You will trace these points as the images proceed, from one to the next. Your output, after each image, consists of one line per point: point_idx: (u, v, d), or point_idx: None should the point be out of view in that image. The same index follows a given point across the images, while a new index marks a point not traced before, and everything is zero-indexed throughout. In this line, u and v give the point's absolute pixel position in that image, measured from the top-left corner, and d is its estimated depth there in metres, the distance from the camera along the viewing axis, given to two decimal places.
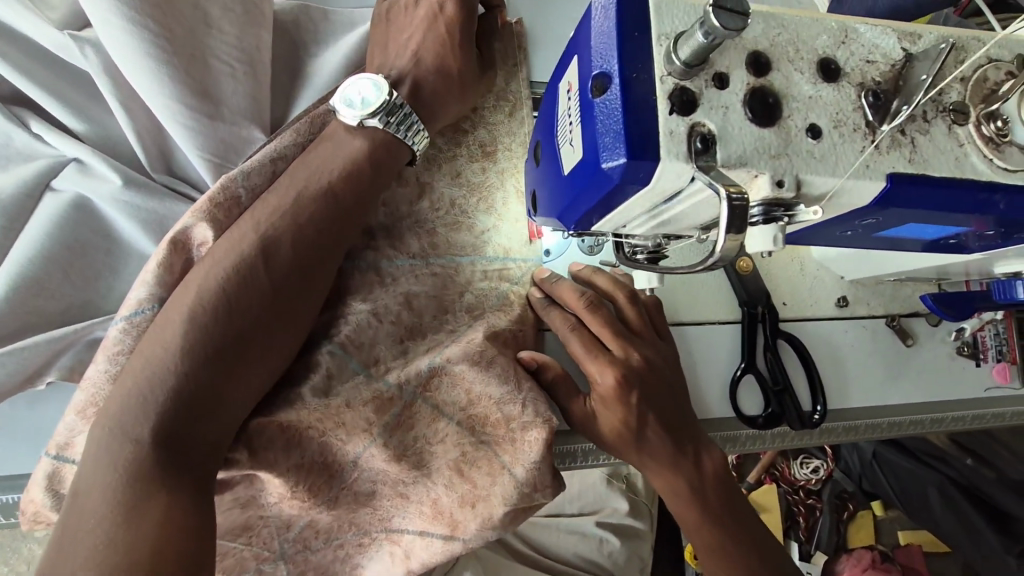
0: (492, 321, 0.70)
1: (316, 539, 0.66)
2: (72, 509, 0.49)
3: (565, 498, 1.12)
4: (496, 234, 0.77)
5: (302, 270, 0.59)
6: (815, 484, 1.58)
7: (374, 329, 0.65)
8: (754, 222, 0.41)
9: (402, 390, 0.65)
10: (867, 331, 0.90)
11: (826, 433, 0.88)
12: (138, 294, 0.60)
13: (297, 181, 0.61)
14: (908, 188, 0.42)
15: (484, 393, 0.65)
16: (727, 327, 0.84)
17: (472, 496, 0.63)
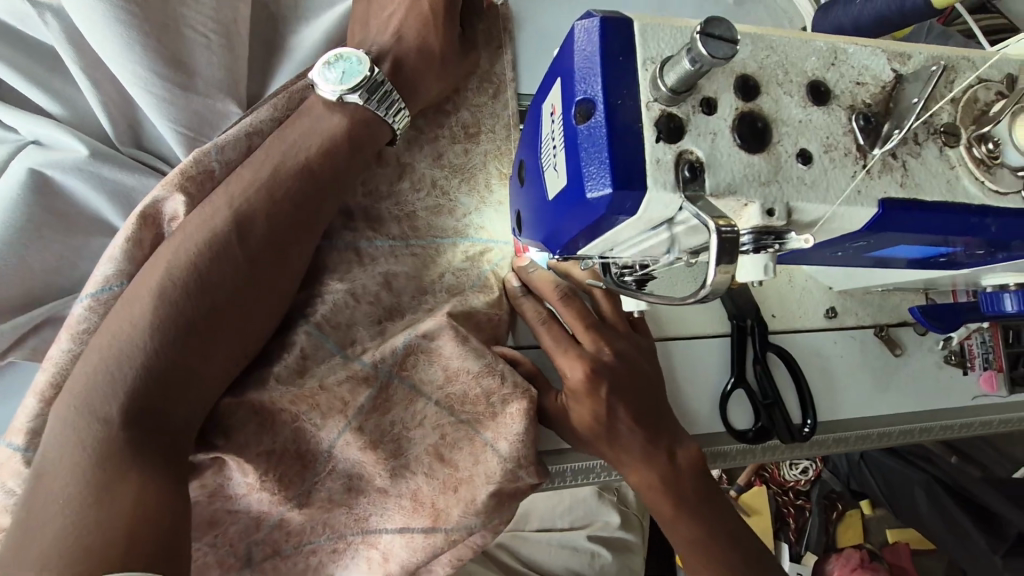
0: (471, 300, 0.69)
1: (286, 543, 0.65)
2: (35, 492, 0.47)
3: (557, 510, 1.10)
4: (479, 217, 0.73)
5: (278, 244, 0.58)
6: (804, 484, 1.58)
7: (351, 309, 0.64)
8: (744, 251, 0.39)
9: (377, 369, 0.63)
10: (856, 343, 0.90)
11: (817, 445, 0.87)
12: (104, 271, 0.58)
13: (272, 156, 0.60)
14: (900, 213, 0.41)
15: (462, 367, 0.64)
16: (716, 340, 0.83)
17: (454, 480, 0.64)
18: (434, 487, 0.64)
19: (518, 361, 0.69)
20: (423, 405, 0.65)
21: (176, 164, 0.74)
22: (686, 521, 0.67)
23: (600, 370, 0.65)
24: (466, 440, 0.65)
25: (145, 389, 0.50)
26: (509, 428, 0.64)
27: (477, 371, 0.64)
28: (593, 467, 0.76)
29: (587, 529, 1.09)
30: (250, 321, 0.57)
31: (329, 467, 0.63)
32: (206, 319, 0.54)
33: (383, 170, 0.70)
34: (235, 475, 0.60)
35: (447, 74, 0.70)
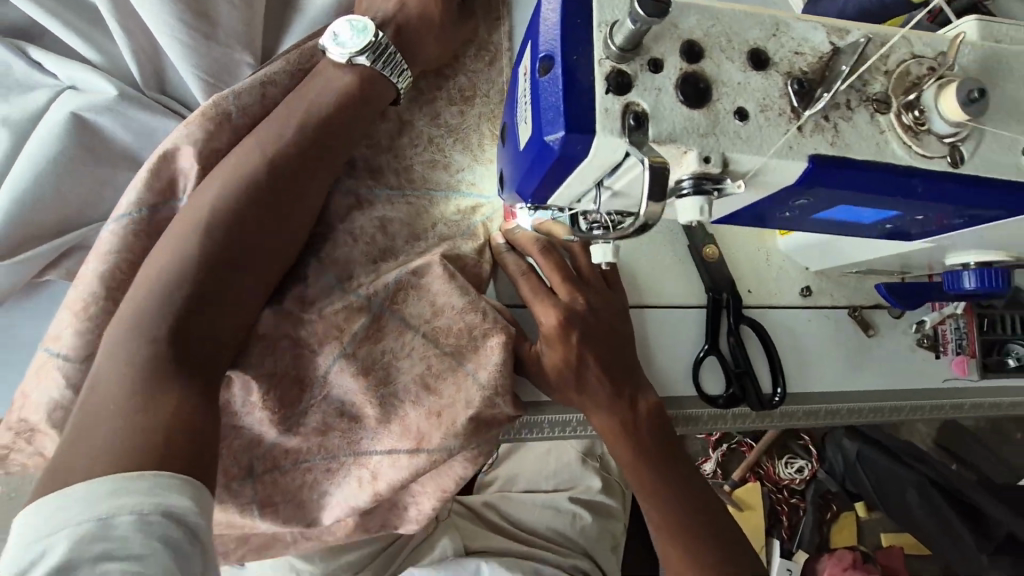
0: (459, 245, 0.77)
1: (284, 460, 0.72)
2: (88, 400, 0.53)
3: (542, 473, 1.18)
4: (469, 173, 0.81)
5: (299, 193, 0.65)
6: (798, 483, 1.69)
7: (350, 248, 0.72)
8: (683, 194, 0.44)
9: (371, 301, 0.71)
10: (830, 321, 0.94)
11: (787, 416, 0.92)
12: (127, 200, 0.67)
13: (294, 111, 0.67)
14: (829, 170, 0.46)
15: (448, 303, 0.72)
16: (692, 311, 0.88)
17: (438, 406, 0.71)
18: (420, 409, 0.72)
19: (500, 308, 0.75)
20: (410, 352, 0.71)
21: (194, 108, 0.81)
22: (646, 471, 0.74)
23: (571, 320, 0.72)
24: (447, 372, 0.72)
25: (179, 314, 0.57)
26: (484, 358, 0.72)
27: (456, 307, 0.72)
28: (569, 421, 0.82)
29: (570, 491, 1.15)
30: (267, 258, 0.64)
31: (330, 394, 0.71)
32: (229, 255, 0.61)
33: (386, 125, 0.79)
34: (239, 394, 0.68)
35: (444, 40, 0.77)
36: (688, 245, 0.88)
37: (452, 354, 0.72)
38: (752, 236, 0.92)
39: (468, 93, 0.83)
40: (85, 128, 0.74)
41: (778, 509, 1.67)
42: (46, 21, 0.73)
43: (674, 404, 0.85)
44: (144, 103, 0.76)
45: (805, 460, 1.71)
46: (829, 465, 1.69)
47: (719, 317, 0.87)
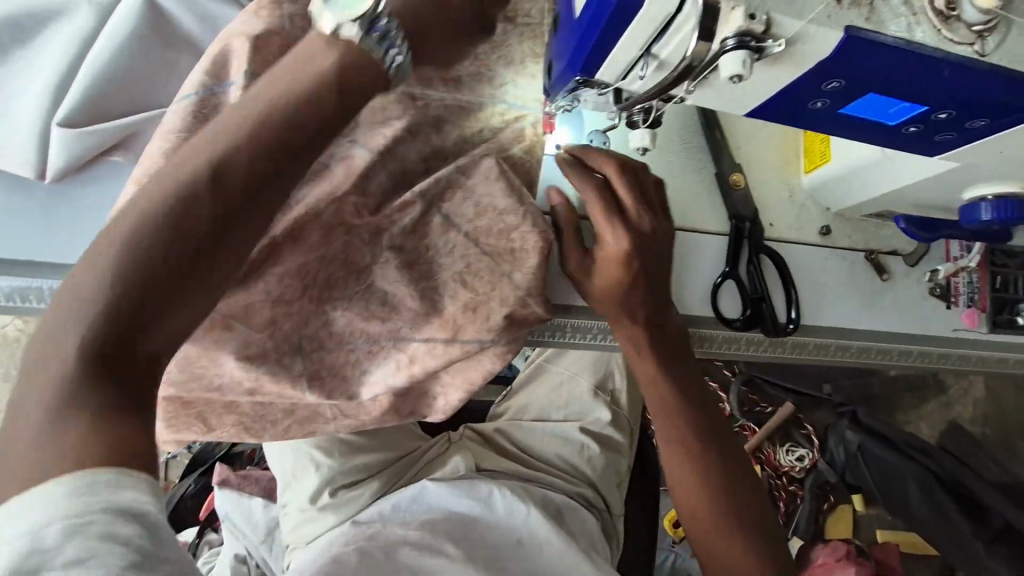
0: (506, 145, 0.81)
1: (330, 341, 0.75)
2: (37, 355, 0.45)
3: (554, 404, 1.22)
4: (513, 87, 0.83)
5: (265, 186, 0.50)
6: (798, 470, 1.78)
7: (408, 144, 0.76)
8: (726, 48, 0.48)
9: (421, 198, 0.74)
10: (846, 261, 0.97)
11: (798, 347, 0.95)
12: (192, 82, 0.70)
13: (269, 91, 0.51)
14: (862, 42, 0.50)
15: (491, 204, 0.76)
16: (715, 238, 0.91)
17: (475, 301, 0.75)
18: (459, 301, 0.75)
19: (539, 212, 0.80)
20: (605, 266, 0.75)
21: None
22: (663, 386, 0.81)
23: (644, 248, 0.75)
24: (486, 269, 0.76)
25: (176, 225, 0.47)
26: (521, 257, 0.76)
27: (498, 207, 0.76)
28: (591, 328, 0.87)
29: (581, 421, 1.19)
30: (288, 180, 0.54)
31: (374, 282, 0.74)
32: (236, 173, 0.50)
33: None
34: (289, 278, 0.70)
35: None
36: (716, 173, 0.92)
37: (491, 253, 0.76)
38: (777, 175, 0.95)
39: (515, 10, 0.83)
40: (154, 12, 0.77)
41: (776, 494, 1.78)
42: None
43: (691, 322, 0.89)
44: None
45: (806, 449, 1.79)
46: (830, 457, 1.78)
47: (741, 244, 0.90)
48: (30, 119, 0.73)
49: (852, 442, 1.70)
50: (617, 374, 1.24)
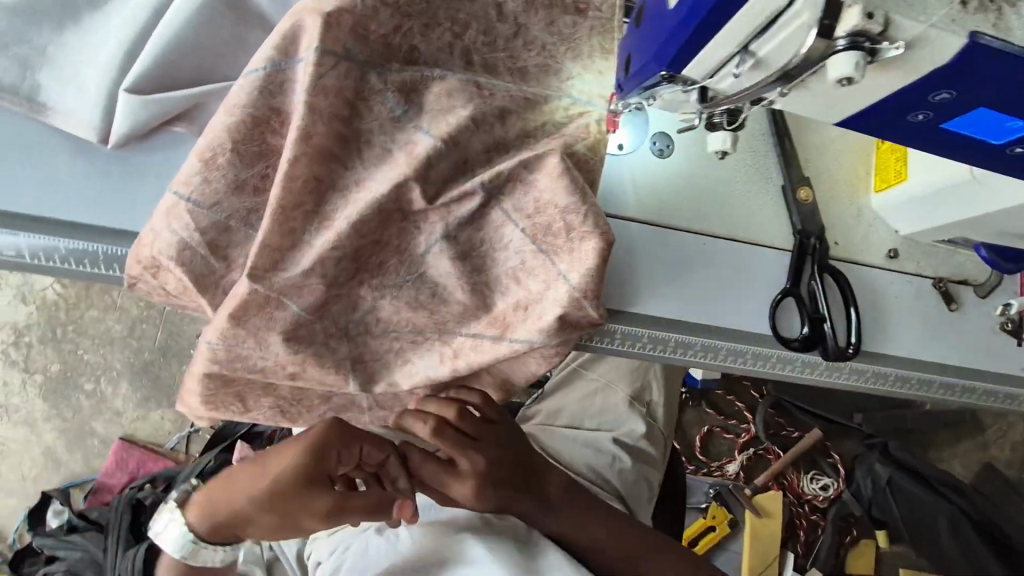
0: (571, 141, 0.77)
1: (377, 326, 0.76)
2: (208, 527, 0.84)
3: (587, 411, 1.18)
4: (579, 82, 0.80)
5: (300, 487, 0.75)
6: (821, 500, 1.74)
7: (470, 134, 0.73)
8: (838, 48, 0.45)
9: (482, 187, 0.72)
10: (913, 287, 0.92)
11: (855, 373, 0.91)
12: (261, 56, 0.68)
13: (291, 454, 0.76)
14: (986, 51, 0.46)
15: (552, 201, 0.73)
16: (777, 253, 0.87)
17: (527, 300, 0.75)
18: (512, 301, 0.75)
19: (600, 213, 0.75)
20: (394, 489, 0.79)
21: None
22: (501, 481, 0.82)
23: (483, 484, 0.81)
24: (539, 269, 0.74)
25: (262, 458, 0.79)
26: (574, 259, 0.73)
27: (557, 207, 0.73)
28: (640, 336, 0.84)
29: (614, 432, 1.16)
30: (353, 498, 0.76)
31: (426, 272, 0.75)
32: (394, 450, 0.80)
33: (503, 25, 0.77)
34: (343, 260, 0.71)
35: None
36: (783, 184, 0.88)
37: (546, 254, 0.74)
38: (845, 192, 0.91)
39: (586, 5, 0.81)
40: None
41: (795, 523, 1.74)
42: None
43: (745, 339, 0.85)
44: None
45: (832, 480, 1.74)
46: (855, 487, 1.73)
47: (803, 261, 0.87)
48: (100, 82, 0.72)
49: (879, 475, 1.67)
50: (654, 386, 1.21)
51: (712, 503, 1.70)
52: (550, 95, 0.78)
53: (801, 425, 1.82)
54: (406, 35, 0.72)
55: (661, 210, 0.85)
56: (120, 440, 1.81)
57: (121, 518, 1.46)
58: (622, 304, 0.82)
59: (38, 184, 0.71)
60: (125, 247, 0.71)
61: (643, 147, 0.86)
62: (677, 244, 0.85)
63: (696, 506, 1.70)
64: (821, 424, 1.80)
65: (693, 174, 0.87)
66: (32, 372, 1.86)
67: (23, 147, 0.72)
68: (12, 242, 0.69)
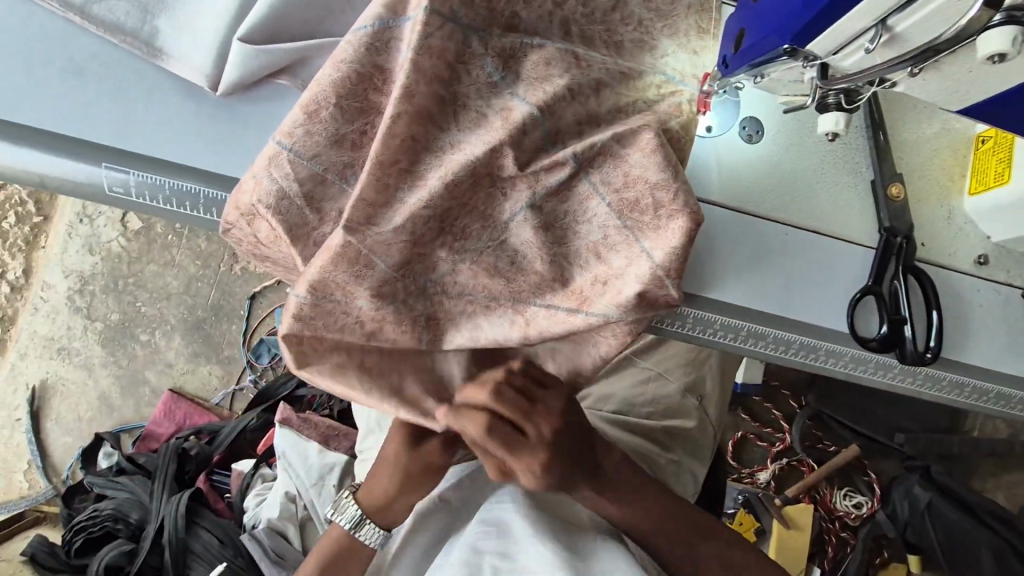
0: (665, 118, 0.75)
1: (452, 289, 0.75)
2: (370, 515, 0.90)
3: (640, 399, 1.18)
4: (672, 60, 0.76)
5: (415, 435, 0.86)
6: (853, 518, 1.70)
7: (565, 105, 0.72)
8: (994, 23, 0.45)
9: (573, 159, 0.71)
10: (1000, 296, 0.89)
11: (930, 379, 0.88)
12: (370, 13, 0.68)
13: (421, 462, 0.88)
14: None
15: (643, 176, 0.71)
16: (860, 249, 0.85)
17: (606, 275, 0.73)
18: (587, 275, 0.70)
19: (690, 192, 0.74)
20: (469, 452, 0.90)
21: None
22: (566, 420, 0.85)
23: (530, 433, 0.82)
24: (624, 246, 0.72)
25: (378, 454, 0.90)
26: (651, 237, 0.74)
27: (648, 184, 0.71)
28: (713, 322, 0.83)
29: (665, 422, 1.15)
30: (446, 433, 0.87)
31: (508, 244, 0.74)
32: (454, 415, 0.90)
33: None
34: (427, 219, 0.69)
35: None
36: (873, 180, 0.86)
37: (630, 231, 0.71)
38: (935, 193, 0.88)
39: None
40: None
41: (823, 538, 1.70)
42: None
43: (821, 334, 0.83)
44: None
45: (865, 498, 1.71)
46: (891, 509, 1.67)
47: (888, 260, 0.84)
48: (213, 31, 0.75)
49: (919, 499, 1.61)
50: (708, 379, 1.20)
51: (740, 509, 1.70)
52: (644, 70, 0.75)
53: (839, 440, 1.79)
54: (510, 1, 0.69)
55: (744, 198, 0.84)
56: (169, 391, 1.87)
57: (168, 465, 1.52)
58: (698, 288, 0.81)
59: (150, 126, 0.74)
60: (224, 192, 0.73)
61: (731, 131, 0.84)
62: (757, 232, 0.83)
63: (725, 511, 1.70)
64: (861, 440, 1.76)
65: (781, 162, 0.85)
66: (92, 319, 1.94)
67: (138, 89, 0.75)
68: (123, 178, 0.73)
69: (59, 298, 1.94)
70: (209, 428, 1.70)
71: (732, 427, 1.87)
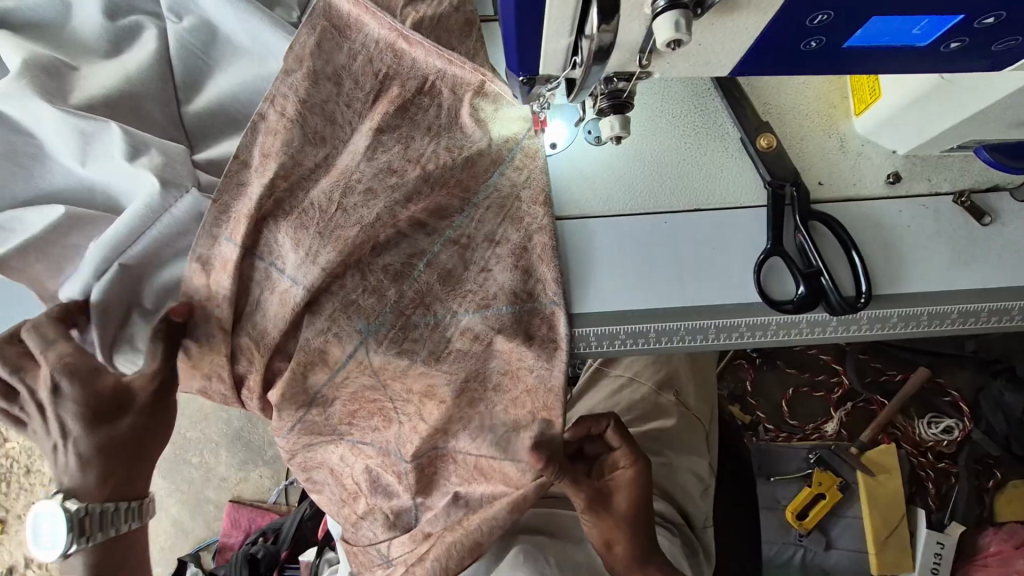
0: (495, 183, 0.78)
1: (352, 405, 0.80)
2: None
3: (616, 408, 1.12)
4: (495, 124, 0.79)
5: None
6: (947, 446, 1.41)
7: (393, 213, 0.75)
8: (659, 13, 0.41)
9: (426, 288, 0.76)
10: (928, 211, 0.80)
11: (879, 321, 0.80)
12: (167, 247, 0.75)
13: None
14: None
15: (489, 258, 0.77)
16: (750, 212, 0.80)
17: (475, 351, 0.76)
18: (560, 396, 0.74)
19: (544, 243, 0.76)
20: (497, 512, 0.78)
21: (210, 146, 0.84)
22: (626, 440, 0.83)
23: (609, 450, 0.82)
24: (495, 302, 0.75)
25: None
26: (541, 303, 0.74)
27: (503, 251, 0.76)
28: (618, 333, 0.78)
29: (647, 426, 1.09)
30: None
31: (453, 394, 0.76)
32: None
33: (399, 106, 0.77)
34: (307, 363, 0.76)
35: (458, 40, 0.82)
36: (742, 137, 0.82)
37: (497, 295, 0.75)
38: (815, 127, 0.82)
39: (427, 81, 0.78)
40: (66, 141, 0.74)
41: (922, 476, 1.40)
42: (26, 110, 0.74)
43: (736, 311, 0.78)
44: (145, 90, 0.80)
45: (956, 419, 1.42)
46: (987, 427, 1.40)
47: (783, 213, 0.78)
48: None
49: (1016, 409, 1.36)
50: (681, 372, 1.15)
51: (817, 468, 1.36)
52: (477, 172, 0.78)
53: (899, 365, 1.49)
54: (321, 144, 0.76)
55: (610, 200, 0.81)
56: (228, 502, 1.63)
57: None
58: (586, 307, 0.77)
59: None
60: None
61: (578, 137, 0.83)
62: (633, 230, 0.79)
63: (796, 472, 1.37)
64: (927, 360, 1.46)
65: (635, 159, 0.82)
66: None
67: None
68: None
69: (15, 451, 1.72)
70: (272, 526, 1.50)
71: (780, 385, 1.55)
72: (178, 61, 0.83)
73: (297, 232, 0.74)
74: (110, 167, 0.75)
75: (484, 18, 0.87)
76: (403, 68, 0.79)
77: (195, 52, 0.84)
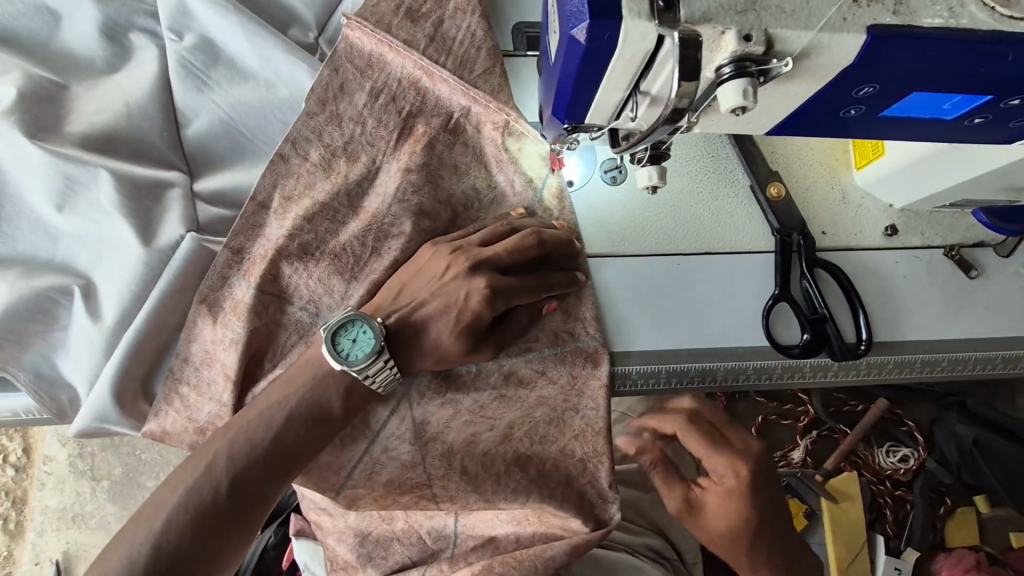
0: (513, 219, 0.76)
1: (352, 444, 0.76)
2: None
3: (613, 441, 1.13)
4: (521, 158, 0.77)
5: None
6: (904, 474, 1.41)
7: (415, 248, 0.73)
8: (725, 79, 0.42)
9: None
10: (921, 263, 0.84)
11: (877, 367, 0.83)
12: (164, 293, 0.73)
13: None
14: (892, 40, 0.42)
15: None
16: (759, 257, 0.82)
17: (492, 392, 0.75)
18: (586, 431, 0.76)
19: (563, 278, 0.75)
20: (556, 552, 0.73)
21: (212, 175, 0.80)
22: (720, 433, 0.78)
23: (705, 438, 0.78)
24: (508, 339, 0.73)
25: None
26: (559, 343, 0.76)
27: None
28: (634, 372, 0.78)
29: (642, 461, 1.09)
30: None
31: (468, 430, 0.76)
32: None
33: (419, 139, 0.76)
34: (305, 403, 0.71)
35: None
36: (752, 185, 0.84)
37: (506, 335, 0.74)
38: (820, 177, 0.86)
39: (452, 119, 0.77)
40: (52, 186, 0.72)
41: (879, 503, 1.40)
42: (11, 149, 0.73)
43: (744, 354, 0.79)
44: (145, 116, 0.77)
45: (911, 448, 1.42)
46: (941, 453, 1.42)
47: (790, 260, 0.80)
48: None
49: (962, 437, 1.36)
50: None
51: None
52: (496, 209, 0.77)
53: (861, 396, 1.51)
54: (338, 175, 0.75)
55: (623, 241, 0.81)
56: None
57: None
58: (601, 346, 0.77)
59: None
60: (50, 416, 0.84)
61: (594, 176, 0.83)
62: (646, 271, 0.80)
63: None
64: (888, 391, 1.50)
65: (651, 201, 0.83)
66: (7, 485, 1.57)
67: None
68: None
69: None
70: None
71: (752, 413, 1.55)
72: (178, 80, 0.79)
73: (330, 275, 0.74)
74: (98, 206, 0.73)
75: (506, 54, 0.83)
76: (422, 99, 0.78)
77: (197, 69, 0.79)
